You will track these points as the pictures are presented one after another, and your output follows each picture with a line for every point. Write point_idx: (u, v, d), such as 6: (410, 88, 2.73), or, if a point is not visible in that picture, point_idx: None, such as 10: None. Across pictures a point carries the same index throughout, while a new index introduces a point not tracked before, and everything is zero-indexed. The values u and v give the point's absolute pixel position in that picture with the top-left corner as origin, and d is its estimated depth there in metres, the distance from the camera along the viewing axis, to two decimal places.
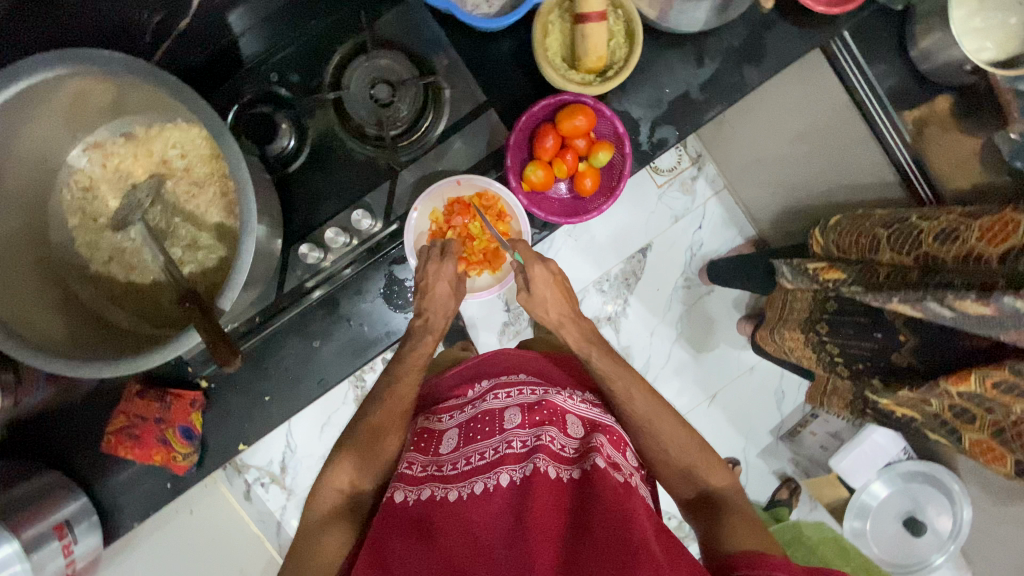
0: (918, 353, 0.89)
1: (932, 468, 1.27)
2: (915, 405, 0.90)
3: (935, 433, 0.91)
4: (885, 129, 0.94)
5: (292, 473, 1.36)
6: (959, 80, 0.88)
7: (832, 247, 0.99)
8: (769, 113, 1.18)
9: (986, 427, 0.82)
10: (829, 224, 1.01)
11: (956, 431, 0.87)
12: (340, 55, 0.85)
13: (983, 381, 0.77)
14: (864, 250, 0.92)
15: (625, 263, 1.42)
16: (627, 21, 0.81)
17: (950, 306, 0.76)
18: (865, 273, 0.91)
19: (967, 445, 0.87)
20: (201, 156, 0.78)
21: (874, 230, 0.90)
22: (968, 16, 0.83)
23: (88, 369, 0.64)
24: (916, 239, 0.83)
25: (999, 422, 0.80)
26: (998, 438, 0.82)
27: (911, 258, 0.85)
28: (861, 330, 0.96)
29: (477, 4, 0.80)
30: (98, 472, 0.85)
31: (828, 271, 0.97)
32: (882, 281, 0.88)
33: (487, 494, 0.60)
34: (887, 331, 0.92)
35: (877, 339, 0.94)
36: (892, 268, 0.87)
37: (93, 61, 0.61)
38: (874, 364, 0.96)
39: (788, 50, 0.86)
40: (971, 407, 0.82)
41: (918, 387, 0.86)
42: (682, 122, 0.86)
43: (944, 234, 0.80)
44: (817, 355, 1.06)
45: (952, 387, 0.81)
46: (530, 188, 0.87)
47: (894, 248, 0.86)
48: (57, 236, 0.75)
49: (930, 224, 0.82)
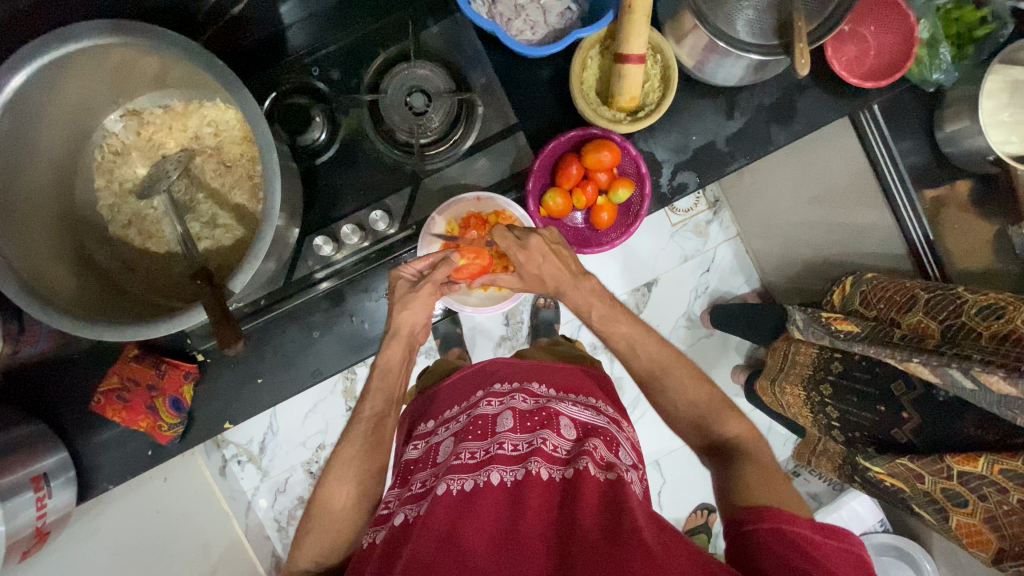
0: (919, 434, 0.88)
1: (904, 542, 1.25)
2: (908, 479, 0.91)
3: (921, 508, 0.93)
4: (909, 220, 0.95)
5: (268, 454, 1.40)
6: (983, 168, 0.90)
7: (857, 297, 1.00)
8: (790, 170, 1.20)
9: (977, 513, 0.84)
10: (862, 277, 1.01)
11: (944, 511, 0.88)
12: (383, 59, 0.88)
13: (991, 466, 0.79)
14: (893, 307, 0.92)
15: (630, 294, 1.43)
16: (664, 66, 0.84)
17: (973, 379, 0.75)
18: (876, 331, 0.92)
19: (953, 526, 0.89)
20: (233, 137, 0.80)
21: (913, 289, 0.90)
22: (995, 109, 0.86)
23: (92, 329, 0.65)
24: (956, 307, 0.84)
25: (990, 510, 0.82)
26: (988, 523, 0.83)
27: (939, 325, 0.85)
28: (864, 400, 0.95)
29: (521, 29, 0.82)
30: (84, 429, 0.86)
31: (840, 323, 0.97)
32: (893, 340, 0.87)
33: (480, 490, 0.62)
34: (891, 406, 0.92)
35: (878, 412, 0.94)
36: (915, 330, 0.88)
37: (151, 36, 0.63)
38: (870, 434, 0.96)
39: (817, 116, 0.88)
40: (965, 492, 0.83)
41: (919, 461, 0.87)
42: (704, 169, 0.88)
43: (988, 310, 0.81)
44: (815, 417, 1.05)
45: (957, 466, 0.82)
46: (547, 214, 0.89)
47: (928, 312, 0.86)
48: (83, 195, 0.77)
49: (974, 298, 0.83)
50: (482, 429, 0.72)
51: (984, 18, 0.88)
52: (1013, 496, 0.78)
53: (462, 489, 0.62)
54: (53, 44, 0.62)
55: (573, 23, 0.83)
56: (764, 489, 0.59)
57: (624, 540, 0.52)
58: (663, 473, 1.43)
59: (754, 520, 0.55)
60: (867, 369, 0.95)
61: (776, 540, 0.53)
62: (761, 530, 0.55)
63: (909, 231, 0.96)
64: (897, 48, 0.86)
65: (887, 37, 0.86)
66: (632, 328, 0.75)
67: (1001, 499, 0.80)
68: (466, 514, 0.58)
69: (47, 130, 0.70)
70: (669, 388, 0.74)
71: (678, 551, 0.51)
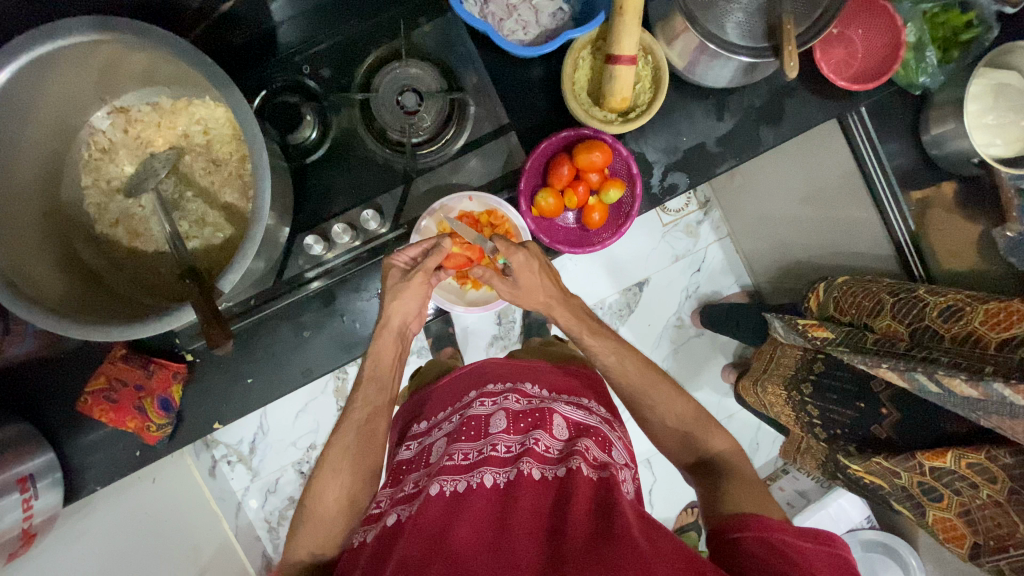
0: (898, 428, 0.90)
1: (890, 538, 1.26)
2: (885, 476, 0.92)
3: (900, 504, 0.93)
4: (894, 218, 0.96)
5: (258, 454, 1.39)
6: (966, 170, 0.91)
7: (831, 303, 1.01)
8: (778, 171, 1.21)
9: (952, 507, 0.85)
10: (833, 282, 1.02)
11: (921, 506, 0.89)
12: (373, 58, 0.88)
13: (959, 461, 0.81)
14: (864, 311, 0.93)
15: (621, 293, 1.44)
16: (655, 68, 0.84)
17: (938, 382, 0.77)
18: (851, 336, 0.92)
19: (930, 521, 0.90)
20: (222, 135, 0.79)
21: (880, 294, 0.91)
22: (980, 112, 0.87)
23: (79, 330, 0.64)
24: (919, 310, 0.85)
25: (964, 503, 0.83)
26: (962, 517, 0.84)
27: (906, 328, 0.86)
28: (845, 397, 0.97)
29: (513, 30, 0.83)
30: (70, 428, 0.85)
31: (817, 329, 0.98)
32: (868, 346, 0.88)
33: (472, 492, 0.62)
34: (871, 403, 0.94)
35: (857, 408, 0.95)
36: (885, 335, 0.88)
37: (138, 32, 0.63)
38: (849, 432, 0.97)
39: (805, 117, 0.89)
40: (940, 487, 0.84)
41: (892, 459, 0.88)
42: (693, 171, 0.88)
43: (949, 312, 0.82)
44: (796, 415, 1.06)
45: (927, 463, 0.84)
46: (539, 213, 0.89)
47: (895, 316, 0.87)
48: (69, 193, 0.76)
49: (936, 299, 0.84)
50: (475, 429, 0.72)
51: (970, 22, 0.89)
52: (982, 491, 0.80)
53: (455, 491, 0.62)
54: (39, 40, 0.61)
55: (565, 23, 0.83)
56: (746, 499, 0.60)
57: (616, 540, 0.52)
58: (653, 471, 1.44)
59: (739, 529, 0.56)
60: (849, 368, 0.97)
61: (761, 546, 0.55)
62: (747, 538, 0.55)
63: (894, 229, 0.97)
64: (884, 51, 0.87)
65: (874, 40, 0.88)
66: (601, 346, 0.76)
67: (972, 493, 0.81)
68: (459, 514, 0.59)
69: (33, 127, 0.69)
70: (660, 386, 0.75)
71: (669, 550, 0.51)
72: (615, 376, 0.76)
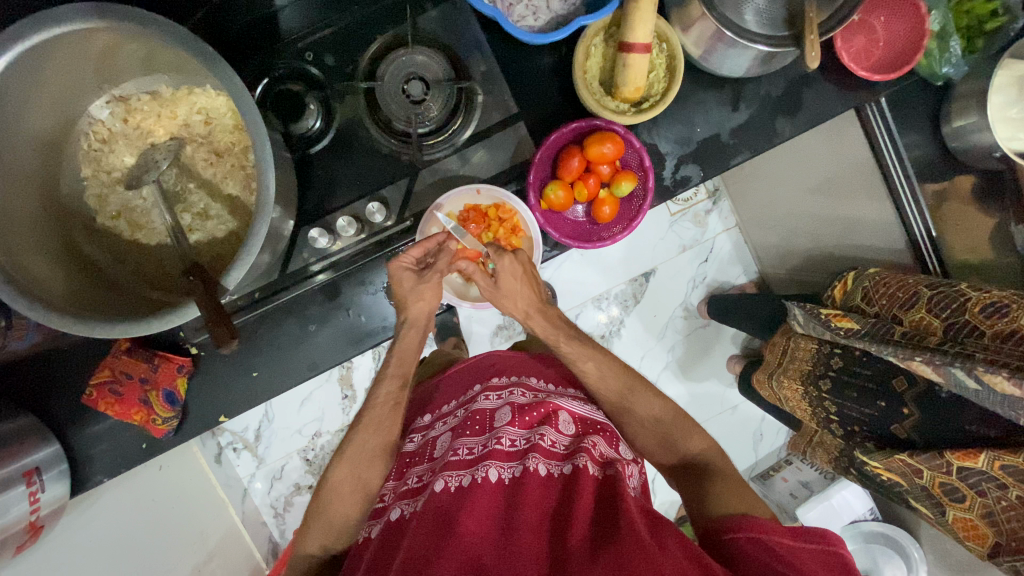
0: (919, 429, 0.89)
1: (895, 531, 1.26)
2: (905, 474, 0.91)
3: (919, 502, 0.93)
4: (911, 215, 0.94)
5: (264, 442, 1.39)
6: (986, 164, 0.89)
7: (859, 294, 0.98)
8: (791, 161, 1.19)
9: (974, 508, 0.84)
10: (865, 272, 1.00)
11: (941, 506, 0.89)
12: (378, 45, 0.86)
13: (992, 462, 0.79)
14: (894, 303, 0.91)
15: (627, 284, 1.42)
16: (669, 56, 0.82)
17: (976, 379, 0.74)
18: (876, 327, 0.91)
19: (950, 520, 0.89)
20: (223, 125, 0.77)
21: (916, 287, 0.89)
22: (1004, 105, 0.84)
23: (80, 326, 0.63)
24: (959, 304, 0.83)
25: (988, 505, 0.82)
26: (984, 518, 0.83)
27: (941, 322, 0.85)
28: (865, 395, 0.95)
29: (523, 15, 0.80)
30: (76, 420, 0.84)
31: (840, 320, 0.96)
32: (894, 338, 0.86)
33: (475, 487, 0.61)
34: (892, 402, 0.92)
35: (878, 407, 0.94)
36: (916, 328, 0.87)
37: (136, 18, 0.60)
38: (870, 429, 0.97)
39: (824, 108, 0.86)
40: (963, 487, 0.84)
41: (917, 456, 0.87)
42: (706, 163, 0.86)
43: (991, 309, 0.80)
44: (812, 410, 1.06)
45: (956, 463, 0.83)
46: (548, 207, 0.88)
47: (930, 308, 0.86)
48: (68, 183, 0.74)
49: (979, 296, 0.82)
50: (480, 424, 0.71)
51: (995, 11, 0.86)
52: (1012, 492, 0.78)
53: (459, 486, 0.61)
54: (36, 28, 0.59)
55: (577, 8, 0.80)
56: (733, 500, 0.60)
57: (622, 537, 0.51)
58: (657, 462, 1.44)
59: (731, 529, 0.56)
60: (867, 363, 0.95)
61: (754, 545, 0.54)
62: (738, 538, 0.55)
63: (912, 227, 0.94)
64: (907, 40, 0.84)
65: (897, 27, 0.84)
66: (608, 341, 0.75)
67: (1000, 495, 0.80)
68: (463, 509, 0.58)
69: (31, 118, 0.67)
70: None
71: (674, 547, 0.51)
72: (594, 381, 0.74)
